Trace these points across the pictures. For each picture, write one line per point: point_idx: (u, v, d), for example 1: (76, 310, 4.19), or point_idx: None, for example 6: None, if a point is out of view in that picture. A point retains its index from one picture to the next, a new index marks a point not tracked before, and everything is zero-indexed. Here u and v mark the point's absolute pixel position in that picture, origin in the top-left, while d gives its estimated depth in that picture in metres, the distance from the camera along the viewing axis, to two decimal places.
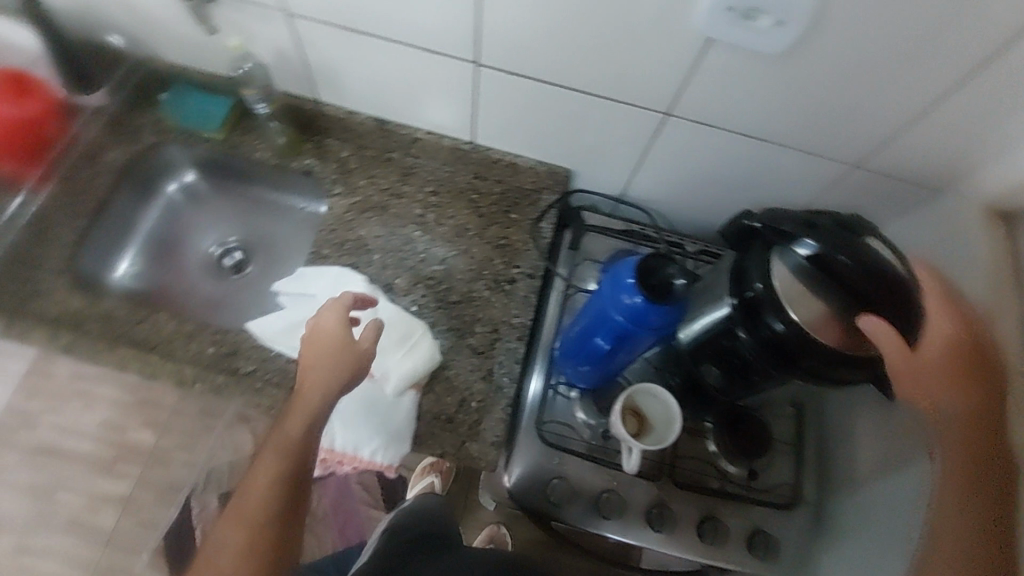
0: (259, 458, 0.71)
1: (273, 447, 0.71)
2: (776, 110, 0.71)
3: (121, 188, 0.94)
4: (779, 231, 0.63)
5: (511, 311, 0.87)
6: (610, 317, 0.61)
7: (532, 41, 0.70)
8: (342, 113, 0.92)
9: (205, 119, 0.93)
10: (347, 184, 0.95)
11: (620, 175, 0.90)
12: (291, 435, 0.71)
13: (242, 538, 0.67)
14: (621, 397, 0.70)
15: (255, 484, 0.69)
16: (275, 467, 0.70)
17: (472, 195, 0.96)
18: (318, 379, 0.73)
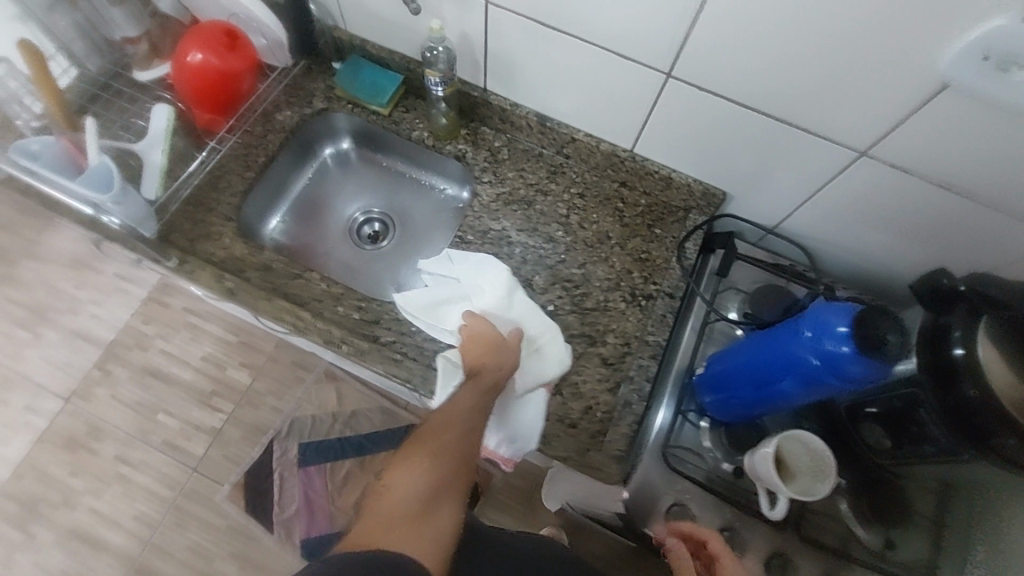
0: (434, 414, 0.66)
1: (452, 402, 0.67)
2: (990, 168, 0.66)
3: (283, 149, 0.97)
4: (983, 297, 0.58)
5: (647, 328, 0.86)
6: (802, 364, 0.60)
7: (741, 59, 0.69)
8: (505, 105, 0.93)
9: (374, 93, 0.96)
10: (495, 174, 0.96)
11: (779, 207, 0.87)
12: (473, 396, 0.68)
13: (425, 486, 0.58)
14: (772, 443, 0.68)
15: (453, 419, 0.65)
16: (456, 419, 0.65)
17: (617, 203, 0.95)
18: (489, 361, 0.74)
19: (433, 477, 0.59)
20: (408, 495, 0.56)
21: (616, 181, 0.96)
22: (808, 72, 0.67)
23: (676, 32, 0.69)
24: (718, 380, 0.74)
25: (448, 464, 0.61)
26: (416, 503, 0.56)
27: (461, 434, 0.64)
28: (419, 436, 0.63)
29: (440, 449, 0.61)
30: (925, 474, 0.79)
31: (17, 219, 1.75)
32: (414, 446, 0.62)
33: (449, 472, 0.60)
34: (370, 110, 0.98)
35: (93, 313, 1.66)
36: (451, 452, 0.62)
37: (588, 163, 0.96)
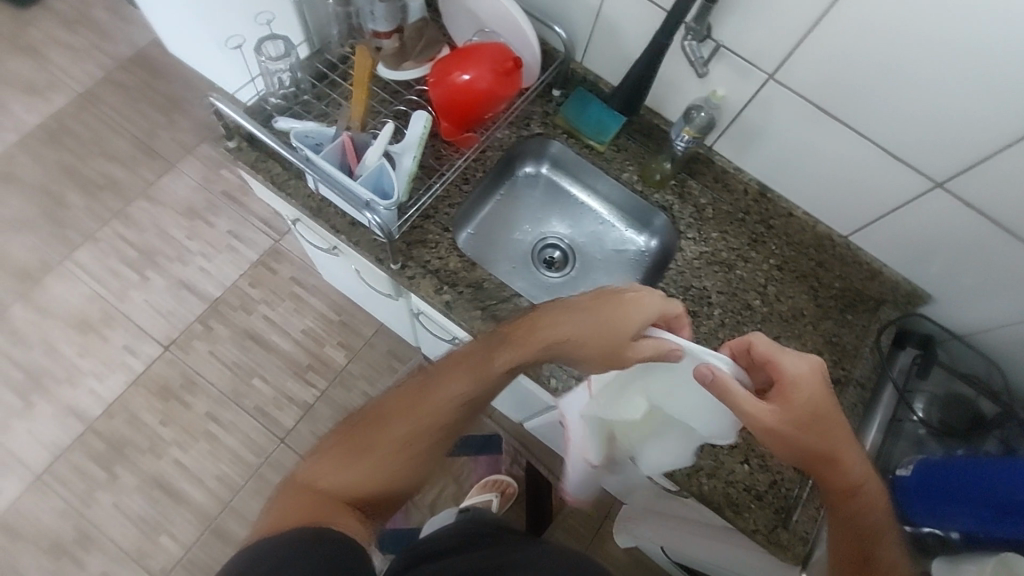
0: (404, 397, 0.67)
1: (430, 389, 0.67)
2: None
3: (489, 162, 0.94)
4: None
5: (838, 414, 0.88)
6: None
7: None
8: (728, 166, 0.95)
9: (596, 131, 0.97)
10: (699, 231, 0.97)
11: (986, 322, 0.88)
12: (452, 384, 0.67)
13: (341, 488, 0.61)
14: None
15: (442, 397, 0.66)
16: (430, 410, 0.65)
17: (814, 282, 0.95)
18: (534, 346, 0.69)
19: (353, 475, 0.62)
20: (338, 492, 0.61)
21: (815, 260, 0.96)
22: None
23: (974, 149, 0.71)
24: (932, 490, 0.79)
25: (411, 452, 0.63)
26: (323, 498, 0.60)
27: (430, 428, 0.64)
28: (367, 419, 0.66)
29: (389, 436, 0.64)
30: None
31: (138, 158, 1.76)
32: (358, 434, 0.65)
33: (359, 441, 0.64)
34: (586, 145, 0.99)
35: (202, 266, 1.66)
36: (406, 440, 0.64)
37: (791, 238, 0.96)
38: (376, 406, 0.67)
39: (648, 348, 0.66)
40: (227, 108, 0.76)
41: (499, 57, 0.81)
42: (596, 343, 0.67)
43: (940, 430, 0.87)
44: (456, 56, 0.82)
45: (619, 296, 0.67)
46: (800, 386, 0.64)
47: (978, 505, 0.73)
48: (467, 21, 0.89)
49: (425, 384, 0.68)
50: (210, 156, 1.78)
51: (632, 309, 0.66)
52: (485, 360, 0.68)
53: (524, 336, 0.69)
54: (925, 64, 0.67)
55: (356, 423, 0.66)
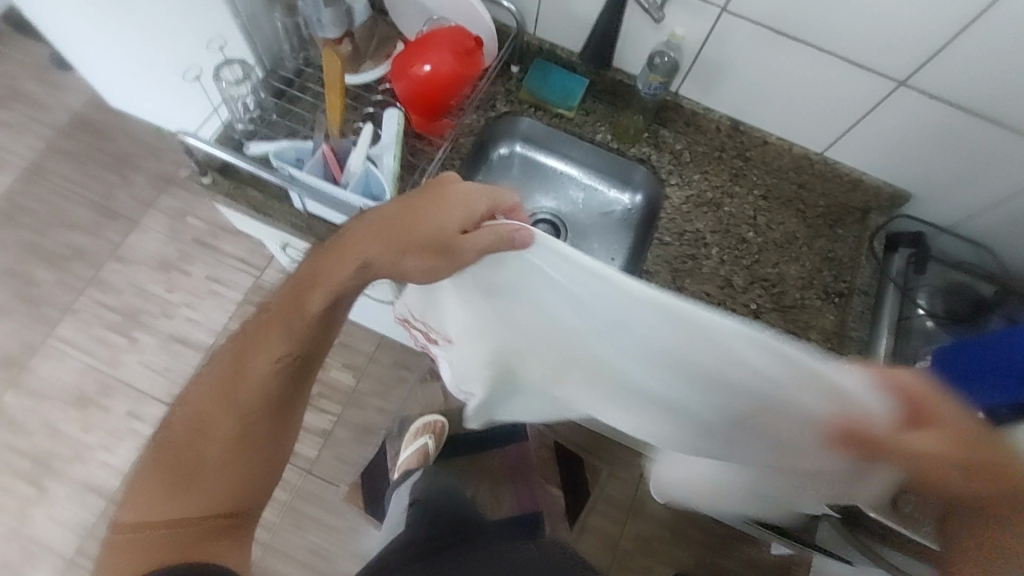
0: (216, 391, 0.68)
1: (241, 377, 0.68)
2: None
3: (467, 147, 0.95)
4: None
5: (849, 323, 0.90)
6: None
7: (991, 70, 0.73)
8: (696, 109, 0.96)
9: (564, 97, 0.98)
10: (681, 176, 0.98)
11: (969, 208, 0.91)
12: (264, 360, 0.67)
13: (177, 519, 0.64)
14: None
15: (256, 373, 0.67)
16: (249, 397, 0.67)
17: (798, 205, 0.99)
18: (344, 277, 0.63)
19: (190, 502, 0.65)
20: (173, 519, 0.64)
21: (796, 183, 0.99)
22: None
23: (933, 43, 0.73)
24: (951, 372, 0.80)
25: (240, 447, 0.67)
26: (167, 532, 0.63)
27: (260, 406, 0.68)
28: (189, 430, 0.68)
29: (215, 442, 0.67)
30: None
31: (100, 222, 1.72)
32: (184, 450, 0.67)
33: (187, 452, 0.67)
34: (555, 113, 1.00)
35: (189, 317, 1.63)
36: (231, 440, 0.67)
37: (770, 166, 0.99)
38: (191, 409, 0.69)
39: (487, 236, 0.60)
40: (196, 141, 0.75)
41: (458, 39, 0.81)
42: (421, 255, 0.61)
43: (947, 320, 0.90)
44: (414, 49, 0.82)
45: (426, 197, 0.60)
46: (935, 412, 0.51)
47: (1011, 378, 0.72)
48: (415, 14, 0.90)
49: (245, 367, 0.68)
50: (174, 207, 1.75)
51: (437, 210, 0.60)
52: (297, 308, 0.65)
53: (327, 267, 0.63)
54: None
55: (176, 437, 0.69)
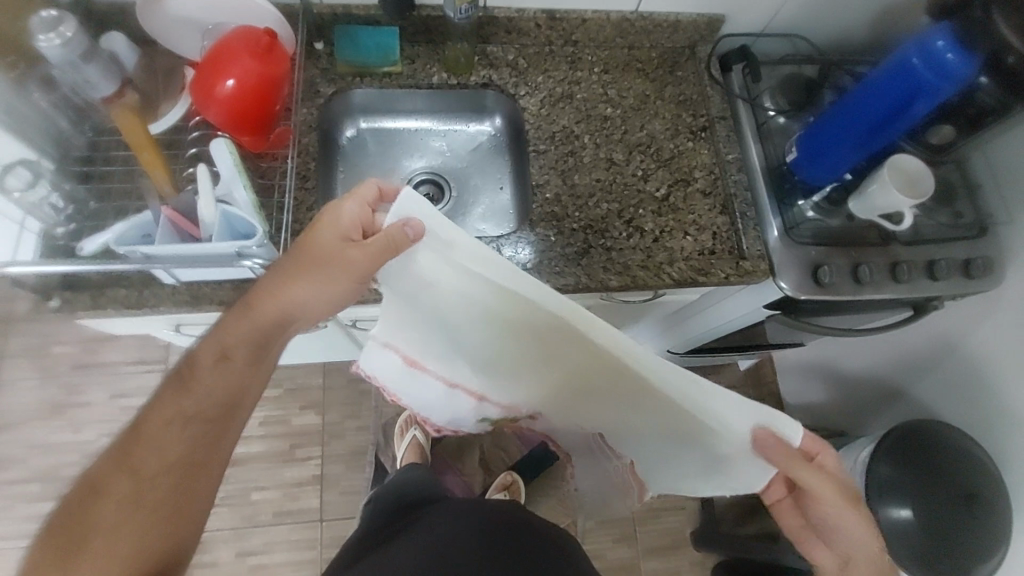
0: (122, 448, 0.62)
1: (144, 435, 0.62)
2: None
3: (313, 145, 0.89)
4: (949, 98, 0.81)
5: (722, 149, 0.98)
6: (900, 90, 0.77)
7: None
8: (511, 14, 0.96)
9: (382, 52, 0.93)
10: (527, 84, 0.99)
11: (774, 6, 1.00)
12: (165, 417, 0.63)
13: None
14: (886, 167, 0.84)
15: (163, 429, 0.62)
16: (151, 456, 0.61)
17: (637, 64, 1.03)
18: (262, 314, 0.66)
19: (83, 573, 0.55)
20: None
21: (626, 46, 1.03)
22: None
23: None
24: (816, 148, 0.88)
25: (137, 508, 0.59)
26: None
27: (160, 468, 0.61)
28: (73, 507, 0.59)
29: (110, 503, 0.58)
30: (974, 152, 0.99)
31: None
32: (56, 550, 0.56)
33: (66, 534, 0.57)
34: (381, 74, 0.95)
35: None
36: (129, 498, 0.59)
37: (597, 40, 1.02)
38: (81, 490, 0.60)
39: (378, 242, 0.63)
40: (19, 267, 0.65)
41: (249, 39, 0.74)
42: (319, 279, 0.65)
43: (793, 110, 1.00)
44: (208, 67, 0.74)
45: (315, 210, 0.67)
46: None
47: (867, 124, 0.81)
48: (189, 30, 0.81)
49: (150, 427, 0.63)
50: (30, 345, 1.54)
51: (330, 211, 0.65)
52: (205, 368, 0.65)
53: (246, 312, 0.66)
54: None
55: (54, 531, 0.58)
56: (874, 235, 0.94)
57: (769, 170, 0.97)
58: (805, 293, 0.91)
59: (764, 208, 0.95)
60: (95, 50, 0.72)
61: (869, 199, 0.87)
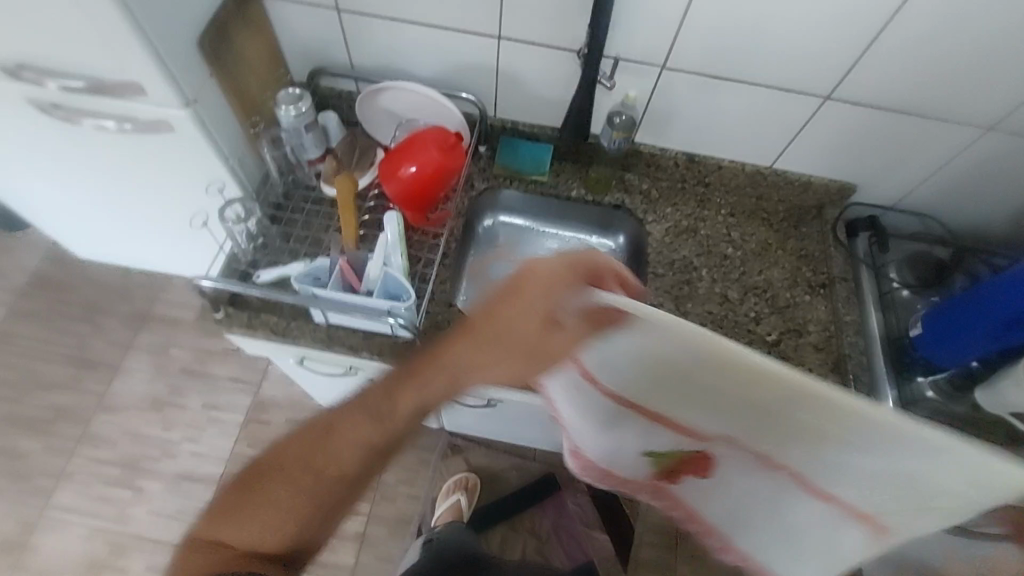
0: (311, 435, 0.60)
1: (325, 446, 0.59)
2: None
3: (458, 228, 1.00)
4: None
5: (840, 309, 0.99)
6: None
7: (902, 72, 0.85)
8: (654, 151, 1.06)
9: (534, 163, 1.07)
10: (656, 212, 1.07)
11: (906, 186, 1.04)
12: (352, 434, 0.58)
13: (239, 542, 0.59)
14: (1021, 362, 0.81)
15: (345, 442, 0.59)
16: (330, 463, 0.60)
17: (763, 214, 1.09)
18: (439, 390, 0.55)
19: (262, 529, 0.59)
20: (224, 542, 0.59)
21: (755, 196, 1.09)
22: (953, 74, 0.84)
23: (850, 54, 0.84)
24: (942, 332, 0.88)
25: (315, 508, 0.60)
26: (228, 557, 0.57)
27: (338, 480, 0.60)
28: (255, 476, 0.61)
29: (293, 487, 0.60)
30: None
31: (80, 375, 1.67)
32: (253, 487, 0.60)
33: (248, 504, 0.60)
34: (529, 181, 1.08)
35: (193, 450, 1.58)
36: (304, 493, 0.59)
37: (728, 185, 1.09)
38: (263, 460, 0.62)
39: (577, 330, 0.49)
40: (212, 281, 0.78)
41: (440, 137, 0.87)
42: (502, 367, 0.52)
43: (919, 287, 1.00)
44: (398, 153, 0.88)
45: (529, 279, 0.48)
46: None
47: (997, 322, 0.79)
48: (385, 121, 0.98)
49: (340, 438, 0.59)
50: (154, 343, 1.73)
51: (542, 291, 0.48)
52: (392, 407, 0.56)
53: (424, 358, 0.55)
54: (789, 6, 0.79)
55: (237, 488, 0.61)
56: (999, 435, 0.89)
57: (887, 341, 0.96)
58: None
59: (880, 377, 0.94)
60: (314, 125, 0.90)
61: (998, 393, 0.85)
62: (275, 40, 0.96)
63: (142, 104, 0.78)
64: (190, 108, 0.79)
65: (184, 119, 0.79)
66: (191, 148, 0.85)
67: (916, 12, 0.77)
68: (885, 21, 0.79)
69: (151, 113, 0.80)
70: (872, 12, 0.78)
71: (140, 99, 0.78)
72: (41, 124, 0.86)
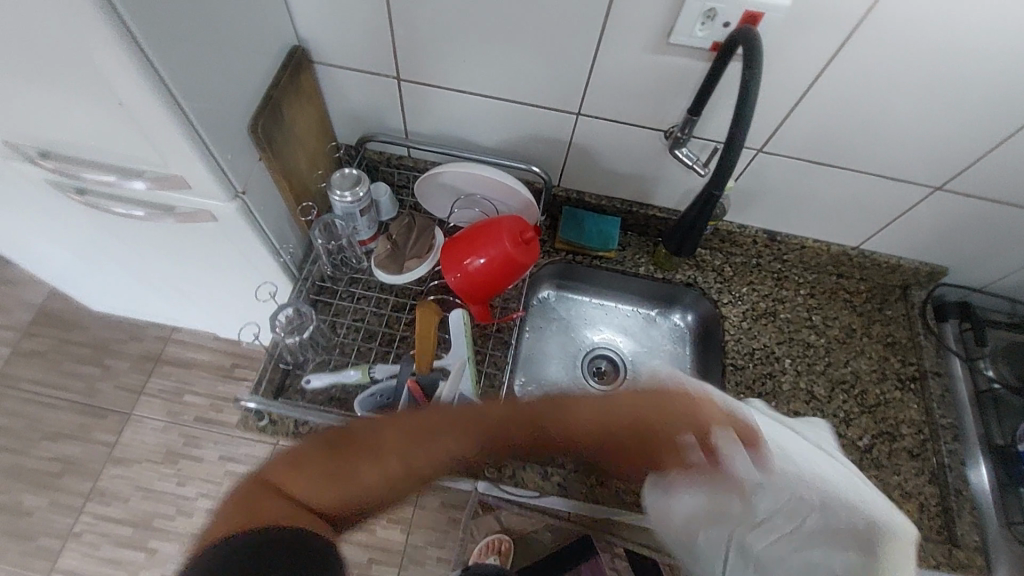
0: (397, 430, 0.48)
1: (436, 430, 0.49)
2: None
3: None
4: None
5: (934, 410, 0.91)
6: None
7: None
8: (731, 228, 0.98)
9: (601, 238, 0.96)
10: (731, 293, 0.99)
11: (1005, 272, 0.96)
12: (448, 416, 0.50)
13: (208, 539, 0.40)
14: None
15: (436, 434, 0.49)
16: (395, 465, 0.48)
17: (844, 295, 1.00)
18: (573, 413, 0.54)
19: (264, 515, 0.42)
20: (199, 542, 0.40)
21: (835, 275, 1.01)
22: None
23: (975, 148, 0.75)
24: None
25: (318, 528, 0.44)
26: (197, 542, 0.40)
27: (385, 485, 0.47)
28: (302, 467, 0.46)
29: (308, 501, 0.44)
30: None
31: (88, 424, 1.57)
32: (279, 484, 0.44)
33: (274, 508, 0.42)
34: (593, 256, 0.98)
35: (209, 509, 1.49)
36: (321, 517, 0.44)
37: (808, 263, 1.01)
38: (300, 460, 0.46)
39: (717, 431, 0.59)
40: (258, 402, 0.72)
41: (514, 226, 0.77)
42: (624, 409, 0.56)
43: (1020, 385, 0.92)
44: (465, 243, 0.79)
45: (700, 415, 0.59)
46: None
47: None
48: (443, 195, 0.89)
49: (428, 448, 0.49)
50: (167, 388, 1.63)
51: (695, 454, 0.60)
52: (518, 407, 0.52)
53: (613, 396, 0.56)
54: (919, 99, 0.71)
55: (263, 487, 0.44)
56: None
57: (988, 447, 0.89)
58: None
59: (979, 494, 0.87)
60: (370, 207, 0.80)
61: None
62: (323, 106, 0.87)
63: (183, 197, 0.69)
64: (239, 200, 0.70)
65: (231, 212, 0.71)
66: (235, 239, 0.76)
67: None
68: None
69: (191, 206, 0.71)
70: (1014, 108, 0.70)
71: (181, 192, 0.68)
72: (63, 204, 0.77)
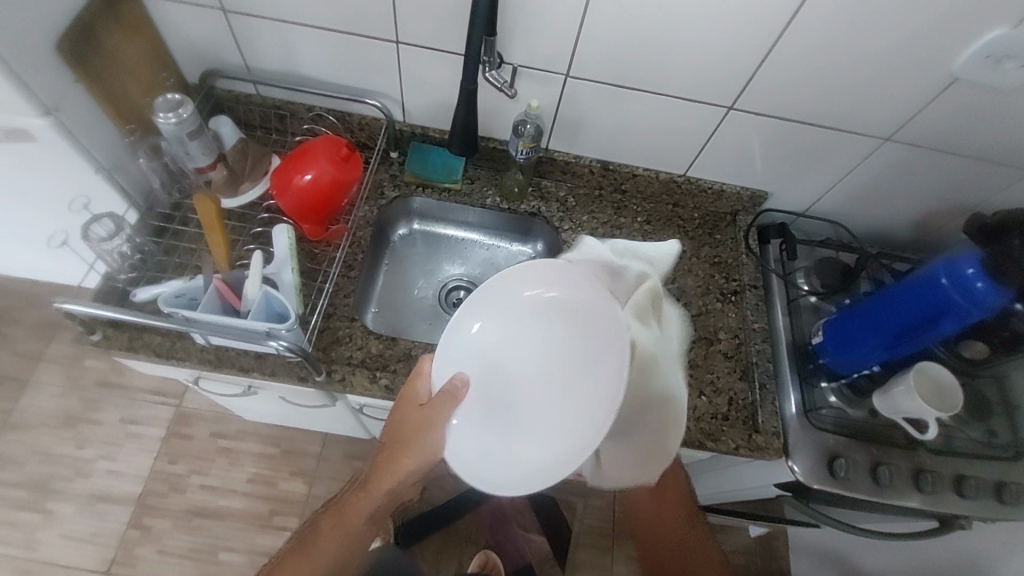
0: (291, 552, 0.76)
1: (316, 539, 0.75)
2: (970, 138, 0.88)
3: (360, 244, 0.95)
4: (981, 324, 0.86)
5: (749, 316, 1.00)
6: (927, 305, 0.77)
7: (801, 83, 0.85)
8: (568, 158, 1.05)
9: (447, 172, 1.02)
10: (572, 220, 1.05)
11: (816, 195, 1.06)
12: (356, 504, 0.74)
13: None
14: (917, 377, 0.84)
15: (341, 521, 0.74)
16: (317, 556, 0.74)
17: (678, 221, 1.09)
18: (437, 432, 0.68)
19: None
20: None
21: (670, 204, 1.10)
22: (849, 87, 0.85)
23: (751, 62, 0.83)
24: (843, 338, 0.89)
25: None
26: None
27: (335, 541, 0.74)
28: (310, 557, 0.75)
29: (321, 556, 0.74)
30: (1013, 369, 0.96)
31: None
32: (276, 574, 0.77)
33: None
34: (441, 188, 1.04)
35: (108, 469, 1.50)
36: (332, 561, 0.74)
37: (644, 193, 1.09)
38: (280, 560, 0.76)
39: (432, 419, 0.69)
40: (72, 304, 0.72)
41: (333, 147, 0.84)
42: (405, 416, 0.71)
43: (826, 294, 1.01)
44: (292, 162, 0.84)
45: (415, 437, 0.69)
46: None
47: (904, 323, 0.80)
48: None
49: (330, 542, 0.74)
50: (66, 355, 1.62)
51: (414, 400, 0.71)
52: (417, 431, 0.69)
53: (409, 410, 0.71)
54: (686, 15, 0.78)
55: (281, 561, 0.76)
56: (899, 437, 0.91)
57: (794, 347, 0.97)
58: (824, 488, 0.87)
59: (786, 398, 0.93)
60: (201, 132, 0.84)
61: (892, 398, 0.86)
62: (161, 42, 0.90)
63: None
64: (50, 117, 0.74)
65: (44, 128, 0.75)
66: (61, 157, 0.80)
67: (814, 25, 0.77)
68: (785, 32, 0.79)
69: (3, 123, 0.74)
70: (773, 20, 0.77)
71: None
72: None
